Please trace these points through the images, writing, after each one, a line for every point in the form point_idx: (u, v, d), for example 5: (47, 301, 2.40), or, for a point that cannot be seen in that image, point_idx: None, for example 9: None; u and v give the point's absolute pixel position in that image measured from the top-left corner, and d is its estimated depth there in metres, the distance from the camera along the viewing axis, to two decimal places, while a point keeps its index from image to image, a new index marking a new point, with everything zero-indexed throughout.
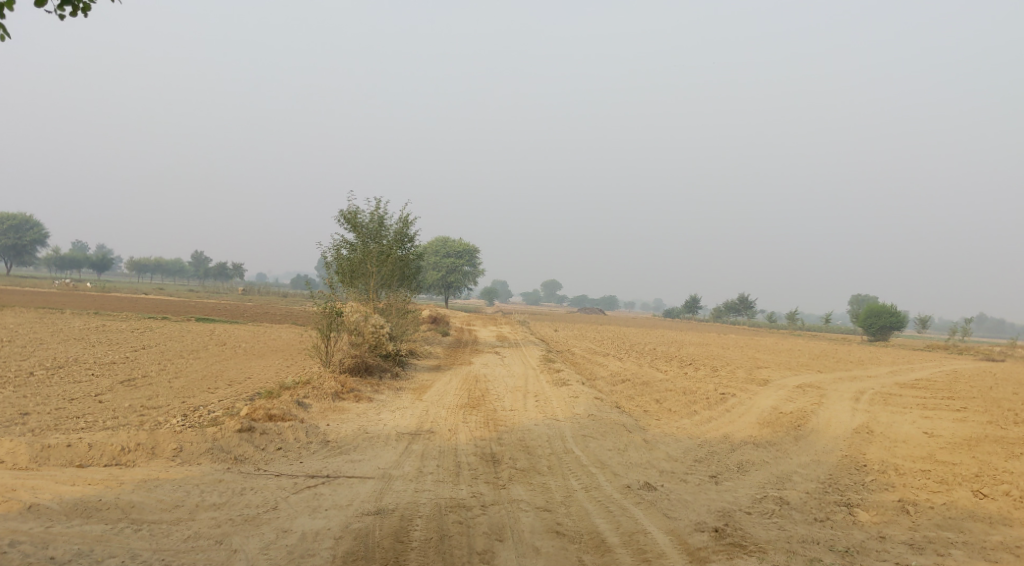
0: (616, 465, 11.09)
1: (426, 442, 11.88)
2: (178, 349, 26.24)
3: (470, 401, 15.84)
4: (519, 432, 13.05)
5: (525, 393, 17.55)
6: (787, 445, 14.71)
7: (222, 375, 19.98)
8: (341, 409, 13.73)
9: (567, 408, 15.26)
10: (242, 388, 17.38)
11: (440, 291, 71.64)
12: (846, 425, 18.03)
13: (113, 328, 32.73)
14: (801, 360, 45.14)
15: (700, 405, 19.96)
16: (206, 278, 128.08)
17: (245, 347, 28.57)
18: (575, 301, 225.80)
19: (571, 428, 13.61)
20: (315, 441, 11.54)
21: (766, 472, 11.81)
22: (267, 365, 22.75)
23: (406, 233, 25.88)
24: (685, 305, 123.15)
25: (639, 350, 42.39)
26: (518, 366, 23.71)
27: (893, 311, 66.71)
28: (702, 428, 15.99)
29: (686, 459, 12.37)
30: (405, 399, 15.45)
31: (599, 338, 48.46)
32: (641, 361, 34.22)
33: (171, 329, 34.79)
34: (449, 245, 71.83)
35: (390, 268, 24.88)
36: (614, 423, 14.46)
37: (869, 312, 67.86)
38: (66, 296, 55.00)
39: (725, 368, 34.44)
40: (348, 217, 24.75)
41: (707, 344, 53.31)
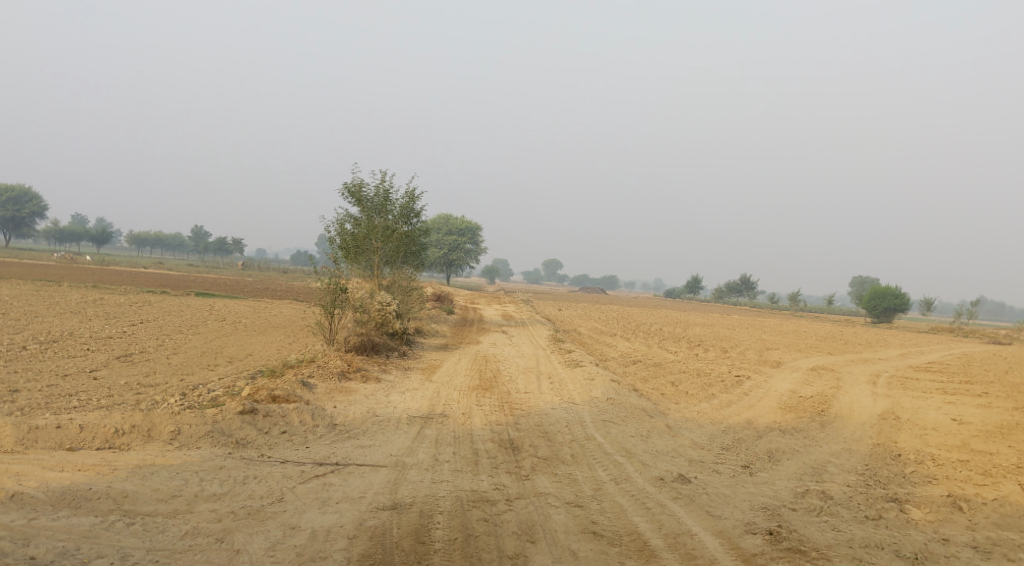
0: (643, 453, 10.44)
1: (439, 427, 11.19)
2: (177, 324, 25.57)
3: (482, 383, 15.15)
4: (537, 417, 12.37)
5: (538, 374, 16.86)
6: (814, 431, 14.08)
7: (222, 352, 19.27)
8: (347, 389, 13.03)
9: (583, 392, 14.58)
10: (243, 366, 16.67)
11: (442, 269, 70.79)
12: (869, 411, 17.38)
13: (110, 302, 32.02)
14: (808, 342, 44.41)
15: (718, 388, 19.28)
16: (207, 252, 127.32)
17: (245, 323, 27.83)
18: (576, 280, 224.93)
19: (590, 412, 12.94)
20: (322, 424, 10.85)
21: (800, 463, 11.16)
22: (269, 342, 22.06)
23: (412, 208, 25.02)
24: (687, 285, 122.40)
25: (645, 330, 41.65)
26: (527, 346, 23.04)
27: (898, 293, 65.96)
28: (724, 412, 15.34)
29: (714, 447, 11.72)
30: (414, 379, 14.76)
31: (603, 318, 47.70)
32: (649, 342, 33.49)
33: (170, 303, 34.08)
34: (451, 223, 71.09)
35: (394, 244, 24.10)
36: (634, 408, 13.78)
37: (874, 294, 67.16)
38: (62, 269, 54.09)
39: (734, 350, 33.76)
40: (352, 190, 23.89)
41: (712, 325, 52.68)
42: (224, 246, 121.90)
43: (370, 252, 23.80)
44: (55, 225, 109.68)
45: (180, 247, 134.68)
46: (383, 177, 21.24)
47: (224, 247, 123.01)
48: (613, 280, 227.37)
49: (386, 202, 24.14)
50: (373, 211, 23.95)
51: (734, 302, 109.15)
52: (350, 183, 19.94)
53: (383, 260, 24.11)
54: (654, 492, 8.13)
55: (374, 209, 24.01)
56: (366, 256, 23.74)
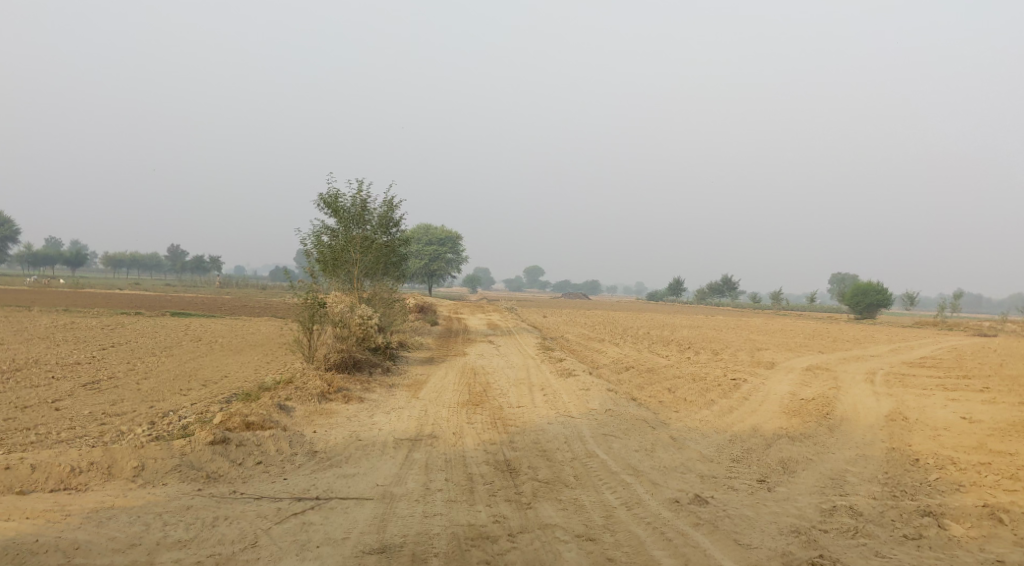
0: (652, 471, 9.69)
1: (429, 450, 10.35)
2: (150, 346, 24.46)
3: (472, 398, 14.32)
4: (533, 434, 11.56)
5: (530, 386, 16.06)
6: (824, 437, 13.52)
7: (197, 374, 18.28)
8: (328, 412, 12.12)
9: (580, 403, 13.79)
10: (218, 389, 15.70)
11: (424, 280, 69.76)
12: (875, 413, 16.78)
13: (81, 326, 30.80)
14: (796, 341, 43.99)
15: (716, 394, 18.57)
16: (184, 271, 125.26)
17: (221, 342, 26.75)
18: (559, 286, 224.16)
19: (589, 426, 12.16)
20: (302, 452, 9.96)
21: (817, 476, 10.45)
22: (247, 362, 21.08)
23: (391, 218, 24.15)
24: (669, 288, 122.07)
25: (633, 334, 40.99)
26: (516, 356, 22.23)
27: (880, 289, 65.81)
28: (726, 420, 14.64)
29: (723, 459, 11.05)
30: (400, 397, 13.89)
31: (590, 324, 46.91)
32: (639, 347, 32.80)
33: (144, 324, 32.89)
34: (432, 232, 70.27)
35: (374, 255, 23.19)
36: (636, 419, 13.02)
37: (857, 290, 66.98)
38: (32, 293, 52.48)
39: (725, 351, 33.13)
40: (328, 201, 22.96)
41: (699, 326, 52.14)
42: (202, 264, 120.01)
43: (349, 264, 22.88)
44: (26, 248, 107.44)
45: (156, 266, 132.45)
46: (360, 185, 20.14)
47: (201, 265, 121.22)
48: (596, 285, 227.16)
49: (363, 213, 23.26)
50: (351, 222, 23.05)
51: (718, 303, 108.99)
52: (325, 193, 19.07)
53: (363, 272, 23.19)
54: (672, 526, 7.29)
55: (352, 220, 23.12)
56: (345, 268, 22.82)
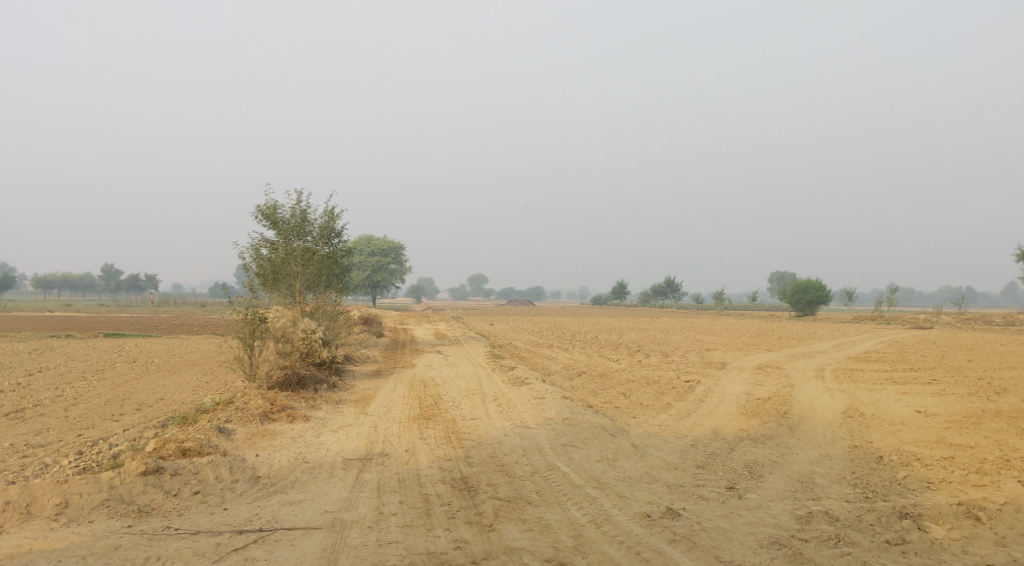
0: (617, 484, 9.30)
1: (381, 470, 9.73)
2: (78, 370, 22.96)
3: (423, 412, 13.72)
4: (490, 448, 11.05)
5: (484, 396, 15.54)
6: (784, 437, 13.85)
7: (130, 398, 17.16)
8: (271, 433, 11.35)
9: (536, 413, 13.34)
10: (152, 413, 14.69)
11: (368, 291, 68.49)
12: (830, 411, 16.81)
13: (2, 351, 28.85)
14: (743, 340, 44.43)
15: (672, 397, 18.36)
16: (116, 290, 120.58)
17: (156, 363, 25.43)
18: (505, 293, 223.93)
19: (547, 437, 11.73)
20: (243, 478, 9.17)
21: (784, 482, 10.31)
22: (184, 383, 19.94)
23: (332, 228, 23.37)
24: (614, 292, 123.01)
25: (581, 339, 40.79)
26: (466, 365, 21.70)
27: (819, 286, 67.41)
28: (686, 425, 14.38)
29: (687, 466, 11.00)
30: (348, 414, 13.20)
31: (539, 330, 46.61)
32: (589, 352, 32.57)
33: (73, 347, 31.07)
34: (374, 243, 69.08)
35: (316, 267, 22.35)
36: (594, 427, 12.61)
37: (796, 288, 68.46)
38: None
39: (675, 353, 33.20)
40: (266, 212, 22.00)
41: (647, 329, 52.35)
42: (136, 281, 115.85)
43: (290, 277, 22.01)
44: None
45: (87, 286, 127.23)
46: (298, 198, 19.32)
47: (136, 283, 117.01)
48: (541, 291, 227.71)
49: (303, 223, 22.43)
50: (291, 233, 22.22)
51: (662, 305, 110.12)
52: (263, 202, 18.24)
53: (305, 285, 22.33)
54: (654, 546, 7.18)
55: (291, 231, 22.27)
56: (286, 281, 21.94)
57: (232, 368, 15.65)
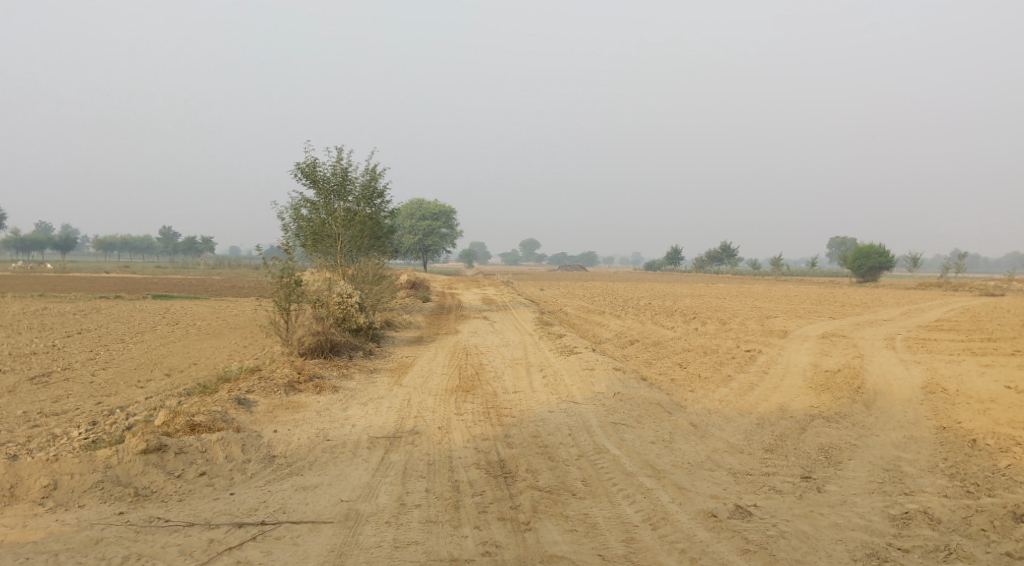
0: (676, 474, 8.13)
1: (409, 451, 8.72)
2: (119, 333, 22.65)
3: (462, 383, 12.68)
4: (533, 426, 9.93)
5: (528, 367, 14.43)
6: (861, 415, 12.43)
7: (162, 363, 16.60)
8: (294, 405, 10.44)
9: (584, 386, 12.17)
10: (180, 380, 14.01)
11: (418, 255, 67.81)
12: (908, 386, 15.25)
13: (51, 312, 28.89)
14: (803, 308, 42.43)
15: (732, 369, 16.98)
16: (176, 253, 122.98)
17: (198, 326, 25.01)
18: (555, 258, 221.92)
19: (597, 415, 10.56)
20: (256, 458, 8.27)
21: (869, 471, 8.89)
22: (220, 347, 19.35)
23: (375, 187, 22.06)
24: (667, 257, 120.50)
25: (634, 306, 39.28)
26: (512, 332, 20.66)
27: (882, 251, 64.34)
28: (750, 402, 13.06)
29: (755, 450, 9.72)
30: (381, 385, 12.24)
31: (589, 296, 45.20)
32: (642, 319, 31.14)
33: (121, 309, 31.03)
34: (424, 206, 68.25)
35: (358, 229, 21.36)
36: (649, 404, 11.38)
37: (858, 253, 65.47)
38: (13, 278, 50.50)
39: (732, 320, 31.64)
40: (306, 171, 20.99)
41: (702, 295, 50.56)
42: (195, 244, 118.19)
43: (330, 238, 21.12)
44: (13, 233, 105.14)
45: (148, 250, 130.00)
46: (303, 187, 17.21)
47: (193, 246, 119.14)
48: (593, 256, 224.99)
49: (345, 182, 21.15)
50: (332, 194, 20.99)
51: (716, 271, 107.04)
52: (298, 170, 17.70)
53: (346, 246, 21.38)
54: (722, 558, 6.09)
55: (332, 190, 21.06)
56: (326, 243, 21.03)
57: (266, 333, 14.85)
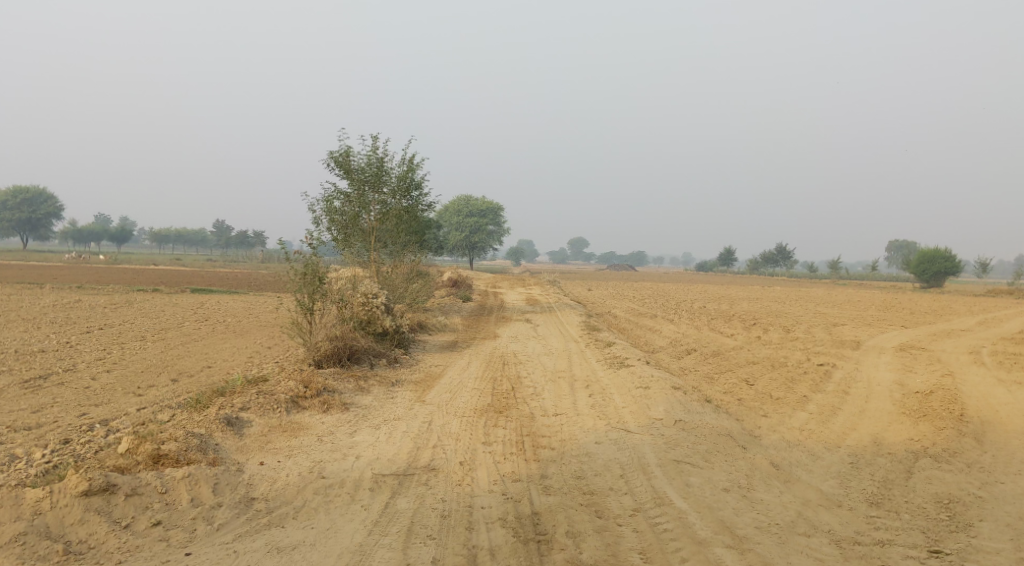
0: (762, 547, 6.28)
1: (421, 496, 7.01)
2: (143, 329, 21.43)
3: (495, 402, 10.89)
4: (575, 464, 8.10)
5: (572, 383, 12.57)
6: (975, 453, 10.30)
7: (173, 366, 15.24)
8: (293, 428, 8.81)
9: (639, 409, 10.26)
10: (182, 388, 12.55)
11: (465, 252, 66.21)
12: (1020, 414, 12.94)
13: (82, 305, 27.98)
14: (871, 314, 39.47)
15: (806, 389, 14.81)
16: (227, 245, 123.66)
17: (226, 323, 23.71)
18: (603, 257, 218.85)
19: (656, 450, 8.67)
20: (229, 502, 6.63)
21: (1012, 543, 6.90)
22: (241, 348, 17.95)
23: (413, 179, 20.34)
24: (718, 259, 116.70)
25: (687, 309, 36.86)
26: (556, 337, 18.81)
27: (947, 256, 59.85)
28: (837, 433, 10.99)
29: (855, 502, 7.78)
30: (401, 402, 10.51)
31: (639, 298, 42.89)
32: (698, 324, 28.86)
33: (155, 303, 30.03)
34: (471, 203, 66.36)
35: (394, 223, 19.65)
36: (717, 435, 9.41)
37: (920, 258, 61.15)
38: (60, 270, 50.40)
39: (797, 327, 29.21)
40: (339, 159, 19.39)
41: (759, 299, 47.76)
42: (246, 238, 119.07)
43: (364, 233, 19.48)
44: (71, 224, 107.12)
45: (201, 242, 131.44)
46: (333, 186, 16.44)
47: (244, 240, 119.94)
48: (642, 255, 220.20)
49: (380, 173, 19.57)
50: (366, 184, 19.41)
51: (769, 274, 102.88)
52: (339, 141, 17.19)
53: (380, 242, 19.67)
54: None
55: (366, 181, 19.47)
56: (359, 238, 19.39)
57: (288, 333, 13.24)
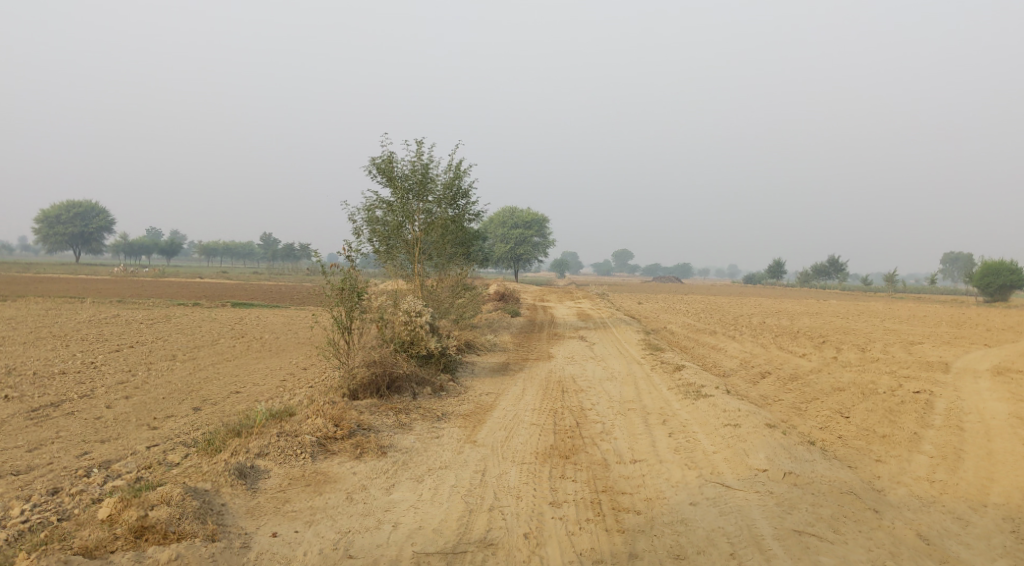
0: None
1: None
2: (174, 347, 20.25)
3: (559, 443, 9.18)
4: (668, 538, 6.44)
5: (645, 417, 10.76)
6: None
7: (197, 391, 13.89)
8: (318, 482, 7.27)
9: (736, 456, 8.45)
10: (201, 419, 11.14)
11: (509, 264, 64.40)
12: None
13: (119, 320, 27.09)
14: (945, 331, 36.49)
15: (912, 422, 12.63)
16: (274, 259, 124.42)
17: (262, 341, 22.42)
18: (647, 269, 215.45)
19: (766, 515, 6.92)
20: None
21: None
22: (274, 369, 16.57)
23: (460, 187, 18.68)
24: (768, 273, 112.85)
25: (748, 326, 34.32)
26: (616, 359, 17.02)
27: (1015, 269, 55.76)
28: (976, 485, 8.99)
29: None
30: (448, 443, 8.86)
31: (693, 312, 40.36)
32: (765, 342, 26.49)
33: (194, 318, 29.03)
34: (517, 215, 64.86)
35: (439, 234, 18.14)
36: (841, 494, 7.57)
37: (984, 271, 57.07)
38: (108, 283, 50.22)
39: (873, 347, 26.72)
40: (382, 165, 17.94)
41: (821, 313, 44.92)
42: (292, 251, 119.74)
43: (407, 244, 18.05)
44: (122, 237, 108.66)
45: (247, 256, 132.60)
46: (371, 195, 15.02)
47: (290, 253, 120.64)
48: (687, 268, 216.13)
49: (425, 180, 17.98)
50: (410, 192, 17.83)
51: (822, 286, 98.62)
52: (381, 146, 15.61)
53: (425, 254, 18.18)
54: None
55: (410, 189, 17.89)
56: (402, 250, 18.08)
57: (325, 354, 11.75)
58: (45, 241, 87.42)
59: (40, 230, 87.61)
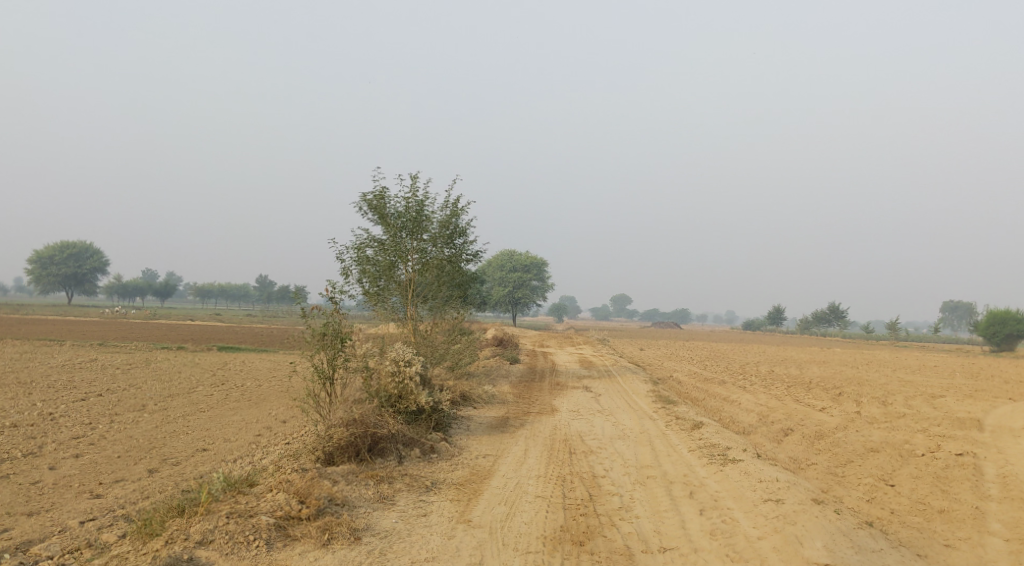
0: None
1: None
2: (146, 396, 18.64)
3: (570, 523, 7.68)
4: None
5: (669, 488, 9.22)
6: None
7: (158, 447, 12.33)
8: None
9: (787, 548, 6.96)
10: (153, 485, 9.59)
11: (507, 308, 62.89)
12: None
13: (95, 365, 25.47)
14: (961, 382, 34.87)
15: (969, 494, 11.07)
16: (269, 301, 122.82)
17: (244, 388, 20.82)
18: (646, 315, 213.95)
19: None
20: None
21: None
22: (250, 422, 15.00)
23: (458, 225, 17.38)
24: (768, 319, 111.33)
25: (757, 375, 32.68)
26: (625, 413, 15.47)
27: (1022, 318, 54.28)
28: None
29: None
30: (437, 524, 7.36)
31: (697, 360, 38.64)
32: (778, 394, 24.88)
33: (175, 363, 27.40)
34: (516, 258, 63.53)
35: (434, 275, 16.73)
36: None
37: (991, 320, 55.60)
38: (94, 324, 48.62)
39: (893, 399, 25.12)
40: (374, 202, 16.69)
41: (829, 362, 43.31)
42: (287, 294, 118.29)
43: (399, 286, 16.64)
44: (116, 278, 107.13)
45: (242, 299, 130.95)
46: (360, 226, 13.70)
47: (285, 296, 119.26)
48: (685, 314, 214.76)
49: (420, 217, 16.70)
50: (403, 230, 16.55)
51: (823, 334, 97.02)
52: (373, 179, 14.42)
53: (419, 297, 16.77)
54: None
55: (404, 226, 16.65)
56: (394, 292, 16.65)
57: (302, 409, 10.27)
58: (37, 282, 85.83)
59: (31, 271, 86.18)
